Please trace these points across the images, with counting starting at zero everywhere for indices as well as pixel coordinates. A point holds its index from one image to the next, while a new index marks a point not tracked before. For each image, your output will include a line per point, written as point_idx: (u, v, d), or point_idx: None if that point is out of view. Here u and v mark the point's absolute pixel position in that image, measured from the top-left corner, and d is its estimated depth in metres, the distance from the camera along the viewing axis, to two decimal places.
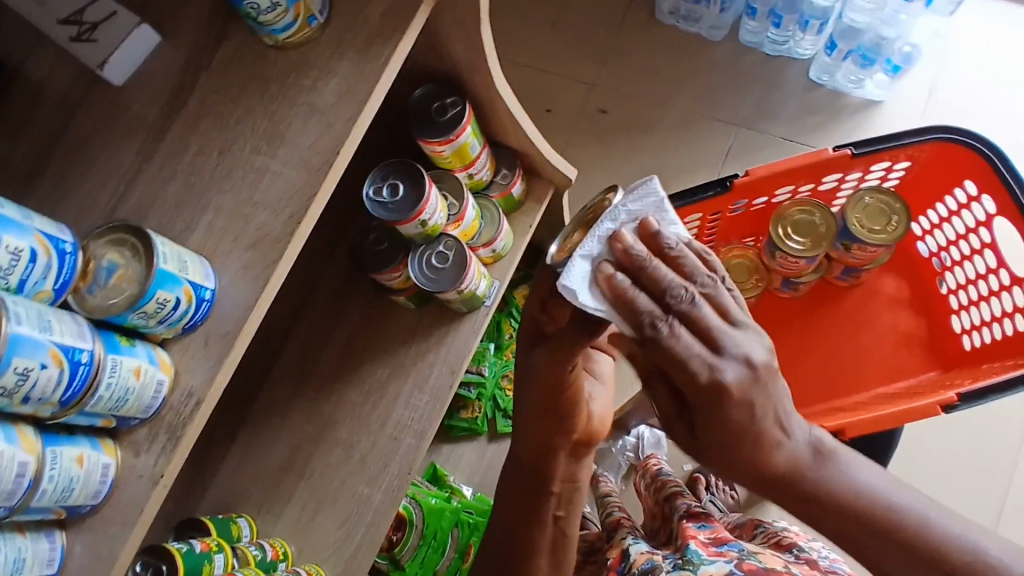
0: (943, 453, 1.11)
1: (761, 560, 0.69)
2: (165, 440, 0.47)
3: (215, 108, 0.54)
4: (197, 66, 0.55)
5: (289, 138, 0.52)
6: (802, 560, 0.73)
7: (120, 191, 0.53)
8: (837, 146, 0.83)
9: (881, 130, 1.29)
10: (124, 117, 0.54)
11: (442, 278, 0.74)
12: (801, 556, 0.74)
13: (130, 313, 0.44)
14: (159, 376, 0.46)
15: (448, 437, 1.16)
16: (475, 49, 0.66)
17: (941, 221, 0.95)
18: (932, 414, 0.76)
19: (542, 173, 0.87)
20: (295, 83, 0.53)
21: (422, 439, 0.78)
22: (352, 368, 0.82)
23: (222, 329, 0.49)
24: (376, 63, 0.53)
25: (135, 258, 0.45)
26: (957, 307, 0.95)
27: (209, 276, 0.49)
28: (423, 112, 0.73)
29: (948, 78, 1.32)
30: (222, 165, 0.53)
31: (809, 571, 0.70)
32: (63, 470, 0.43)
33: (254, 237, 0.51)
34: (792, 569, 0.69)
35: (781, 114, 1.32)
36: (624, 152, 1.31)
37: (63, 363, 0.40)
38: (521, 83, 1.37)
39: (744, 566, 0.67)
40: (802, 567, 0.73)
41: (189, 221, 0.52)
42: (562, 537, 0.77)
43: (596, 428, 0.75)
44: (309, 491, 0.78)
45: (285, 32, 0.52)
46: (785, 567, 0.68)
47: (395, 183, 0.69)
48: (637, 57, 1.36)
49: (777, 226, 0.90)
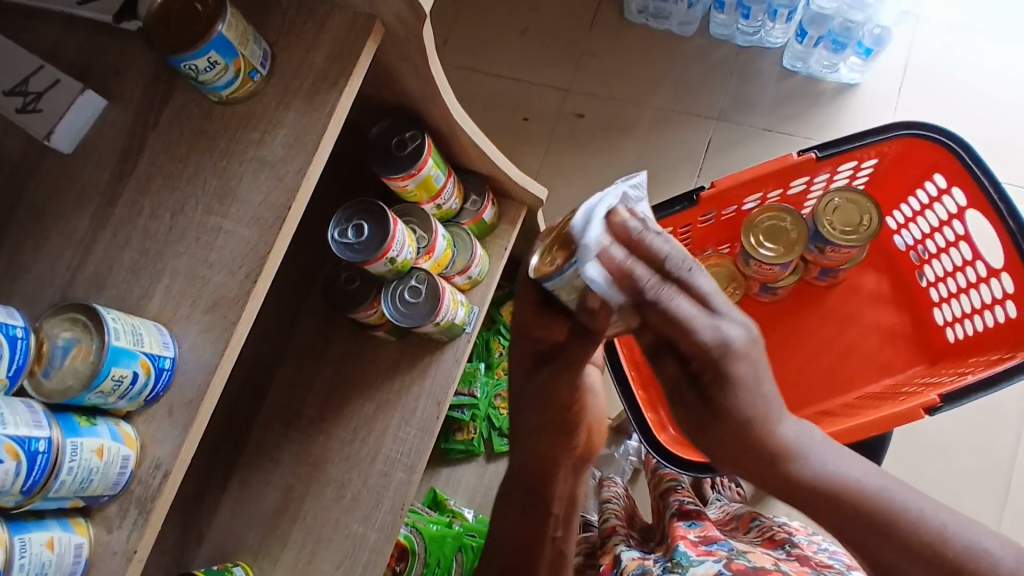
0: (944, 440, 1.10)
1: (749, 560, 0.67)
2: (136, 514, 0.47)
3: (165, 168, 0.53)
4: (145, 127, 0.54)
5: (241, 195, 0.52)
6: (793, 556, 0.74)
7: (76, 260, 0.52)
8: (801, 151, 0.82)
9: (856, 114, 1.29)
10: (74, 185, 0.53)
11: (416, 312, 0.73)
12: (792, 554, 0.74)
13: (87, 393, 0.44)
14: (124, 451, 0.46)
15: (446, 460, 1.15)
16: (427, 81, 0.65)
17: (915, 215, 0.94)
18: (917, 417, 0.75)
19: (514, 195, 0.87)
20: (243, 137, 0.53)
21: (413, 472, 0.77)
22: (339, 406, 0.82)
23: (186, 396, 0.49)
24: (323, 110, 0.52)
25: (88, 334, 0.45)
26: (938, 299, 0.94)
27: (168, 343, 0.48)
28: (383, 148, 0.72)
29: (923, 56, 1.31)
30: (175, 228, 0.52)
31: (798, 568, 0.70)
32: (32, 557, 0.42)
33: (211, 299, 0.50)
34: (782, 567, 0.68)
35: (758, 105, 1.31)
36: (603, 155, 1.31)
37: (19, 455, 0.39)
38: (496, 93, 1.37)
39: (732, 566, 0.65)
40: (792, 563, 0.73)
41: (146, 287, 0.51)
42: (562, 555, 0.77)
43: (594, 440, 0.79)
44: (305, 534, 0.78)
45: (228, 88, 0.52)
46: (774, 567, 0.66)
47: (360, 223, 0.68)
48: (609, 58, 1.35)
49: (749, 235, 0.89)
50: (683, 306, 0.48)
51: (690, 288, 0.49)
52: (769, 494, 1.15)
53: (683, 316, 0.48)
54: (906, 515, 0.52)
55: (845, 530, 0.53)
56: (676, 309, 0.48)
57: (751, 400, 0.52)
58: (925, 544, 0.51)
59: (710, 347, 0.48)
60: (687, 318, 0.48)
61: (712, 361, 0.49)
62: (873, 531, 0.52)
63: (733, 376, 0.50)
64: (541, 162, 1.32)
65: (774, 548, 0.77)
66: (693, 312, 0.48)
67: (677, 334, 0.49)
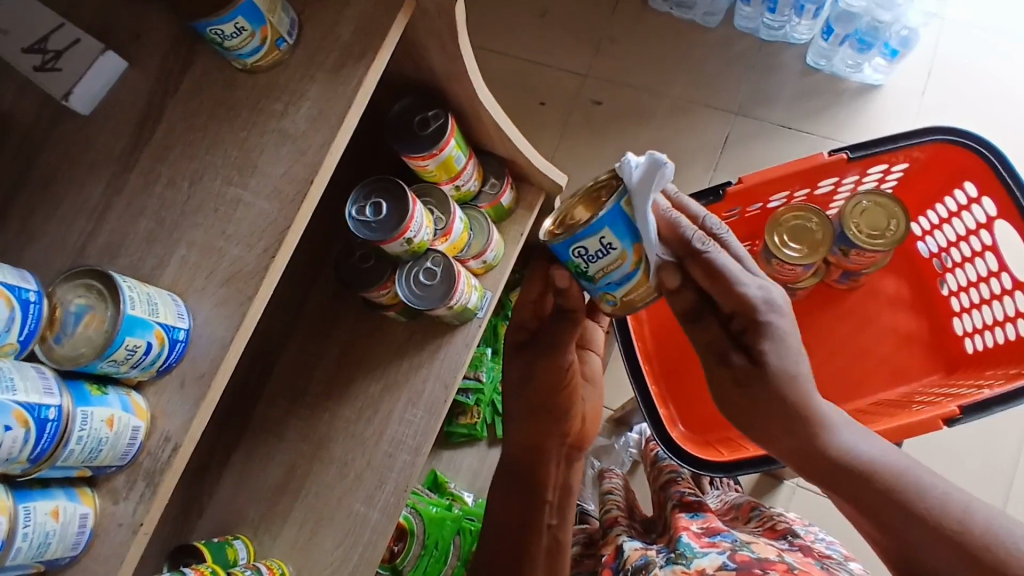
0: (950, 444, 1.09)
1: (753, 551, 0.66)
2: (144, 486, 0.46)
3: (184, 136, 0.52)
4: (165, 92, 0.53)
5: (261, 168, 0.51)
6: (797, 547, 0.73)
7: (89, 226, 0.51)
8: (832, 150, 0.81)
9: (878, 115, 1.27)
10: (91, 149, 0.52)
11: (431, 295, 0.72)
12: (795, 544, 0.74)
13: (99, 362, 0.43)
14: (134, 422, 0.45)
15: (448, 443, 1.14)
16: (453, 58, 0.63)
17: (941, 222, 0.93)
18: (933, 428, 0.75)
19: (533, 179, 0.85)
20: (266, 108, 0.52)
21: (418, 454, 0.77)
22: (345, 385, 0.81)
23: (198, 369, 0.48)
24: (349, 84, 0.51)
25: (102, 301, 0.44)
26: (958, 309, 0.93)
27: (182, 315, 0.47)
28: (405, 125, 0.70)
29: (947, 59, 1.29)
30: (193, 198, 0.51)
31: (803, 559, 0.68)
32: (37, 526, 0.41)
33: (227, 272, 0.49)
34: (786, 557, 0.66)
35: (779, 101, 1.29)
36: (619, 144, 1.29)
37: (28, 423, 0.38)
38: (513, 76, 1.34)
39: (737, 557, 0.63)
40: (797, 554, 0.72)
41: (160, 257, 0.50)
42: (559, 542, 0.74)
43: (588, 428, 0.77)
44: (306, 511, 0.77)
45: (253, 56, 0.50)
46: (779, 558, 0.64)
47: (378, 202, 0.67)
48: (630, 45, 1.33)
49: (773, 234, 0.88)
50: (728, 260, 0.55)
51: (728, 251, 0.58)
52: (768, 494, 1.14)
53: (724, 267, 0.55)
54: (927, 495, 0.54)
55: (869, 509, 0.56)
56: (717, 262, 0.55)
57: (785, 367, 0.58)
58: (947, 520, 0.52)
59: (752, 299, 0.56)
60: (731, 269, 0.55)
61: (753, 315, 0.57)
62: (897, 507, 0.54)
63: (772, 334, 0.57)
64: (556, 147, 1.30)
65: (776, 539, 0.77)
66: (738, 274, 0.56)
67: (722, 284, 0.56)
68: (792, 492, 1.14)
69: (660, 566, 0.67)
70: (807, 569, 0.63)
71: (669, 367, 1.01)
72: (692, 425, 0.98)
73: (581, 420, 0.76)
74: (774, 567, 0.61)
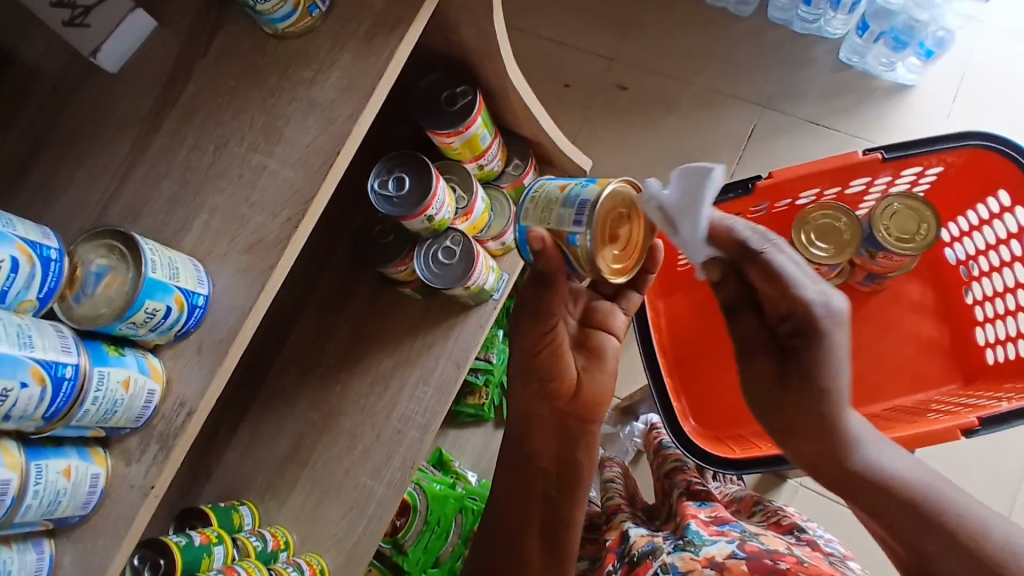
0: (961, 452, 1.08)
1: (763, 542, 0.65)
2: (156, 450, 0.47)
3: (211, 99, 0.51)
4: (194, 55, 0.52)
5: (287, 136, 0.50)
6: (805, 541, 0.72)
7: (113, 185, 0.51)
8: (867, 149, 0.79)
9: (909, 115, 1.24)
10: (119, 109, 0.52)
11: (449, 274, 0.72)
12: (803, 538, 0.73)
13: (119, 324, 0.43)
14: (150, 385, 0.45)
15: (454, 422, 1.15)
16: (486, 35, 0.62)
17: (971, 229, 0.91)
18: (951, 438, 0.74)
19: (556, 163, 0.84)
20: (295, 75, 0.51)
21: (427, 432, 0.77)
22: (358, 358, 0.81)
23: (215, 336, 0.48)
24: (380, 55, 0.50)
25: (123, 263, 0.43)
26: (982, 319, 0.92)
27: (202, 281, 0.47)
28: (431, 101, 0.69)
29: (983, 62, 1.26)
30: (217, 162, 0.50)
31: (812, 553, 0.67)
32: (48, 484, 0.41)
33: (249, 240, 0.49)
34: (796, 551, 0.65)
35: (809, 96, 1.26)
36: (643, 132, 1.27)
37: (44, 380, 0.38)
38: (538, 56, 1.32)
39: (748, 548, 0.63)
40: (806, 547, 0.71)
41: (183, 221, 0.50)
42: (562, 518, 0.69)
43: (589, 400, 0.67)
44: (313, 481, 0.77)
45: (284, 22, 0.49)
46: (789, 551, 0.63)
47: (401, 176, 0.66)
48: (659, 31, 1.31)
49: (800, 232, 0.87)
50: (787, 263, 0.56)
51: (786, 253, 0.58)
52: (769, 492, 1.14)
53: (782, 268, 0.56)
54: (949, 511, 0.51)
55: (892, 521, 0.53)
56: (778, 265, 0.56)
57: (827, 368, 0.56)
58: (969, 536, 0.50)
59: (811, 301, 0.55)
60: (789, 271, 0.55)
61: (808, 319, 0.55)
62: (916, 519, 0.52)
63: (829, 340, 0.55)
64: (578, 131, 1.29)
65: (783, 534, 0.76)
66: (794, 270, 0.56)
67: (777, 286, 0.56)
68: (795, 490, 1.14)
69: (669, 552, 0.66)
70: (817, 563, 0.62)
71: (682, 361, 1.01)
72: (703, 422, 0.98)
73: (575, 387, 0.66)
74: (785, 559, 0.60)
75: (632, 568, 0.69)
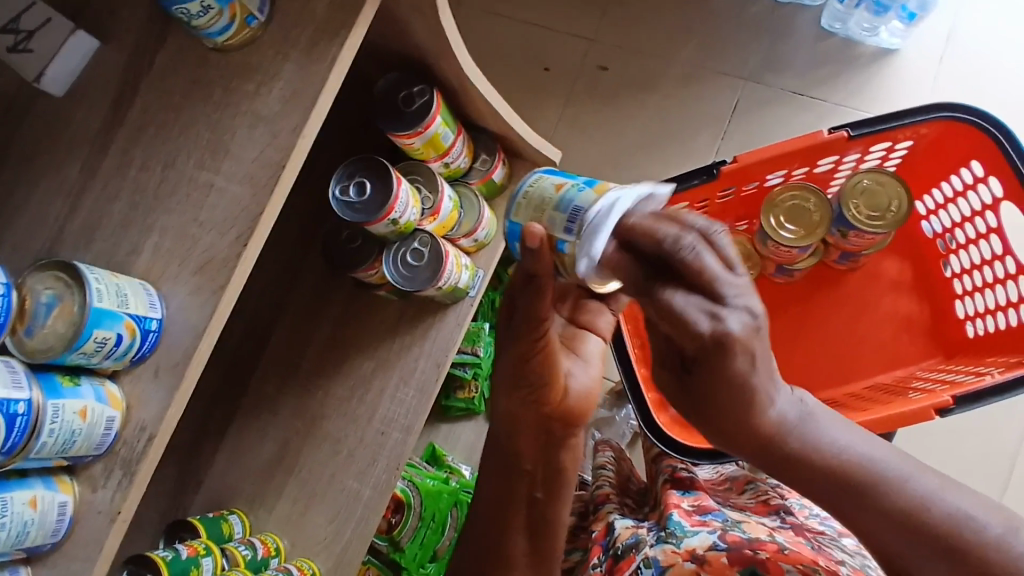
0: (952, 424, 1.08)
1: (744, 531, 0.65)
2: (121, 475, 0.46)
3: (158, 116, 0.51)
4: (139, 71, 0.51)
5: (233, 151, 0.49)
6: (788, 524, 0.71)
7: (65, 210, 0.50)
8: (832, 128, 0.78)
9: (892, 82, 1.22)
10: (65, 132, 0.51)
11: (417, 277, 0.71)
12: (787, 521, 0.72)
13: (69, 354, 0.42)
14: (108, 413, 0.45)
15: (446, 417, 1.15)
16: (438, 33, 0.61)
17: (946, 201, 0.90)
18: (928, 418, 0.74)
19: (526, 155, 0.83)
20: (238, 88, 0.50)
21: (409, 433, 0.77)
22: (337, 362, 0.81)
23: (172, 359, 0.47)
24: (323, 63, 0.49)
25: (70, 292, 0.43)
26: (961, 292, 0.91)
27: (154, 304, 0.47)
28: (390, 102, 0.69)
29: (967, 24, 1.23)
30: (167, 181, 0.50)
31: (794, 538, 0.67)
32: (15, 515, 0.42)
33: (200, 260, 0.48)
34: (777, 537, 0.65)
35: (790, 67, 1.24)
36: (624, 113, 1.26)
37: None
38: (516, 41, 1.30)
39: (728, 538, 0.63)
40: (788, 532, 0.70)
41: (134, 244, 0.49)
42: (546, 517, 0.69)
43: (574, 406, 0.67)
44: (299, 488, 0.78)
45: (222, 34, 0.49)
46: (770, 538, 0.63)
47: (362, 181, 0.65)
48: (637, 7, 1.28)
49: (769, 216, 0.86)
50: (680, 299, 0.41)
51: (696, 272, 0.41)
52: None
53: (678, 307, 0.40)
54: (891, 487, 0.45)
55: (837, 506, 0.46)
56: (670, 302, 0.41)
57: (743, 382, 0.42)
58: (907, 511, 0.44)
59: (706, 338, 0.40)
60: (683, 310, 0.40)
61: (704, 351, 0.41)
62: (858, 504, 0.45)
63: (733, 368, 0.41)
64: (558, 116, 1.27)
65: (768, 514, 0.76)
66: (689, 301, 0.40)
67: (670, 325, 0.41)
68: None
69: (651, 545, 0.66)
70: (798, 549, 0.62)
71: None
72: None
73: (563, 393, 0.66)
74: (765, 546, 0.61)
75: (615, 561, 0.69)
